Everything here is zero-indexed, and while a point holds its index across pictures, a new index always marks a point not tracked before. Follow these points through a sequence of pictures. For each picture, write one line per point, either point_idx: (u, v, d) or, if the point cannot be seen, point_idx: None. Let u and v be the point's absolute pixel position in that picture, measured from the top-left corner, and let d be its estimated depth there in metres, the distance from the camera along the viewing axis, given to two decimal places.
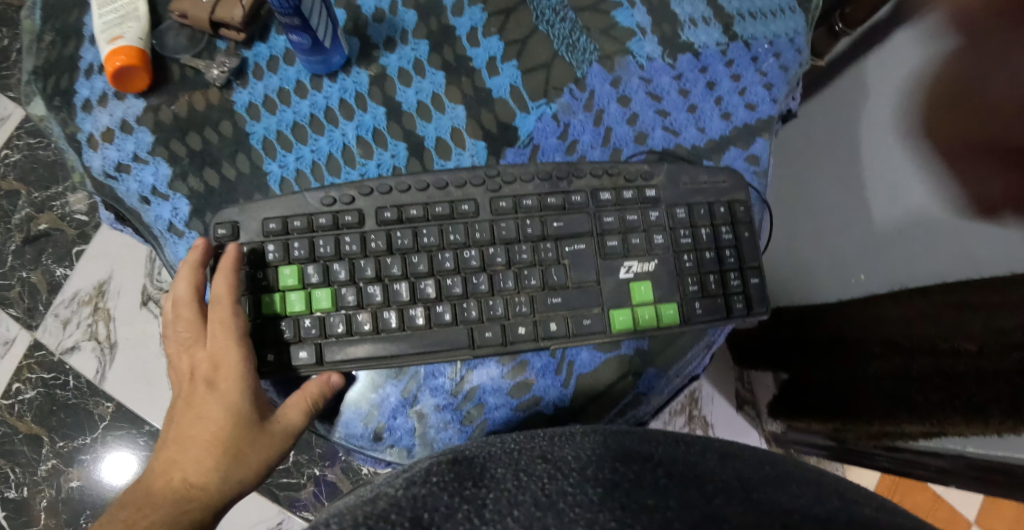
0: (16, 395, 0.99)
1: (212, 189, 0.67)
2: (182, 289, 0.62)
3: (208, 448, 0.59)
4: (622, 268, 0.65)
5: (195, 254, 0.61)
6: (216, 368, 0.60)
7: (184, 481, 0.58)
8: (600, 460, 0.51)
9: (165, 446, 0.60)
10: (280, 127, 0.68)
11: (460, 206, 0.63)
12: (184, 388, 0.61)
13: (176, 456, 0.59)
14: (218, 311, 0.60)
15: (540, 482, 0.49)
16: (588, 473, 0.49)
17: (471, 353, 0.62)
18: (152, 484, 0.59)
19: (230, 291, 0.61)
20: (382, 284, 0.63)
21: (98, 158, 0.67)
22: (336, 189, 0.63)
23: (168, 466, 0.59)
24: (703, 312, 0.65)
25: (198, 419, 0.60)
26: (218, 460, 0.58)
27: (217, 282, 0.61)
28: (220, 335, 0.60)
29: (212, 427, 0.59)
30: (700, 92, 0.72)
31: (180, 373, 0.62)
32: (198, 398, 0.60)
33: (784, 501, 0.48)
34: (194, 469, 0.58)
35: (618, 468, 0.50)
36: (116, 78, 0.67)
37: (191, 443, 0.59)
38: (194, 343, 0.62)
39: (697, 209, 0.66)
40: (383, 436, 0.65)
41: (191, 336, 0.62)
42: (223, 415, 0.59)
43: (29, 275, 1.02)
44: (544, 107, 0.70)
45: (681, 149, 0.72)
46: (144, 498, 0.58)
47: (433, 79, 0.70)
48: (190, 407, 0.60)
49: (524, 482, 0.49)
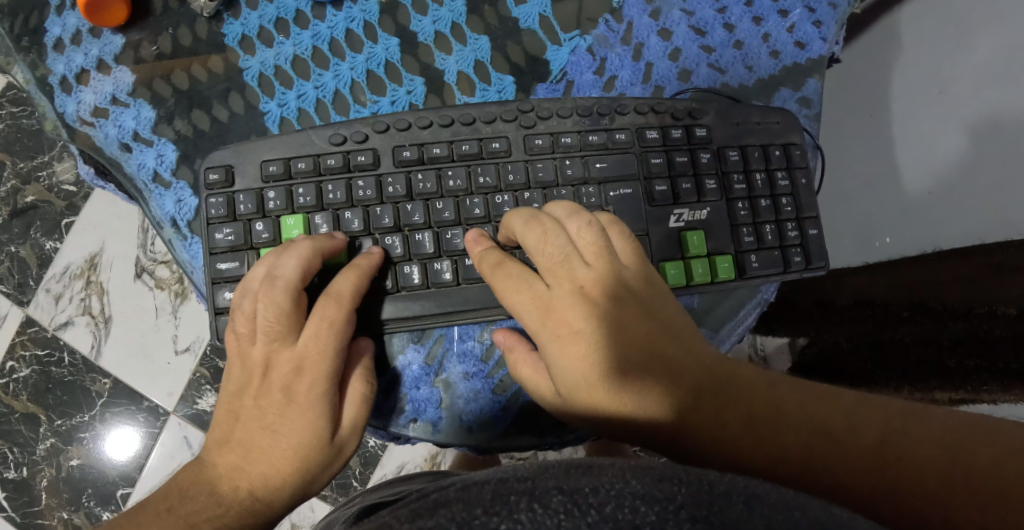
0: (11, 373, 0.92)
1: (201, 132, 0.60)
2: (288, 269, 0.52)
3: (281, 464, 0.53)
4: (672, 216, 0.57)
5: (333, 249, 0.53)
6: (307, 377, 0.53)
7: (250, 493, 0.53)
8: (623, 495, 0.36)
9: (228, 448, 0.54)
10: (279, 61, 0.60)
11: (490, 145, 0.56)
12: (258, 388, 0.54)
13: (244, 463, 0.53)
14: (327, 312, 0.53)
15: (557, 518, 0.35)
16: (609, 512, 0.35)
17: (505, 313, 0.56)
18: (218, 485, 0.53)
19: (354, 296, 0.53)
20: (401, 235, 0.55)
21: (74, 103, 0.59)
22: (346, 126, 0.56)
23: (234, 471, 0.53)
24: (760, 265, 0.57)
25: (273, 430, 0.53)
26: (286, 479, 0.53)
27: (342, 282, 0.53)
28: (322, 347, 0.53)
29: (290, 444, 0.53)
30: (747, 26, 0.64)
31: (256, 366, 0.54)
32: (275, 406, 0.53)
33: (833, 522, 0.36)
34: (263, 484, 0.53)
35: (642, 507, 0.35)
36: (90, 10, 0.58)
37: (263, 454, 0.53)
38: (281, 338, 0.54)
39: (751, 151, 0.58)
40: (405, 409, 0.58)
41: (281, 332, 0.54)
42: (305, 434, 0.53)
43: (18, 250, 0.94)
44: (577, 39, 0.63)
45: (727, 89, 0.64)
46: (208, 499, 0.53)
47: (452, 6, 0.62)
48: (267, 414, 0.53)
49: (535, 518, 0.35)
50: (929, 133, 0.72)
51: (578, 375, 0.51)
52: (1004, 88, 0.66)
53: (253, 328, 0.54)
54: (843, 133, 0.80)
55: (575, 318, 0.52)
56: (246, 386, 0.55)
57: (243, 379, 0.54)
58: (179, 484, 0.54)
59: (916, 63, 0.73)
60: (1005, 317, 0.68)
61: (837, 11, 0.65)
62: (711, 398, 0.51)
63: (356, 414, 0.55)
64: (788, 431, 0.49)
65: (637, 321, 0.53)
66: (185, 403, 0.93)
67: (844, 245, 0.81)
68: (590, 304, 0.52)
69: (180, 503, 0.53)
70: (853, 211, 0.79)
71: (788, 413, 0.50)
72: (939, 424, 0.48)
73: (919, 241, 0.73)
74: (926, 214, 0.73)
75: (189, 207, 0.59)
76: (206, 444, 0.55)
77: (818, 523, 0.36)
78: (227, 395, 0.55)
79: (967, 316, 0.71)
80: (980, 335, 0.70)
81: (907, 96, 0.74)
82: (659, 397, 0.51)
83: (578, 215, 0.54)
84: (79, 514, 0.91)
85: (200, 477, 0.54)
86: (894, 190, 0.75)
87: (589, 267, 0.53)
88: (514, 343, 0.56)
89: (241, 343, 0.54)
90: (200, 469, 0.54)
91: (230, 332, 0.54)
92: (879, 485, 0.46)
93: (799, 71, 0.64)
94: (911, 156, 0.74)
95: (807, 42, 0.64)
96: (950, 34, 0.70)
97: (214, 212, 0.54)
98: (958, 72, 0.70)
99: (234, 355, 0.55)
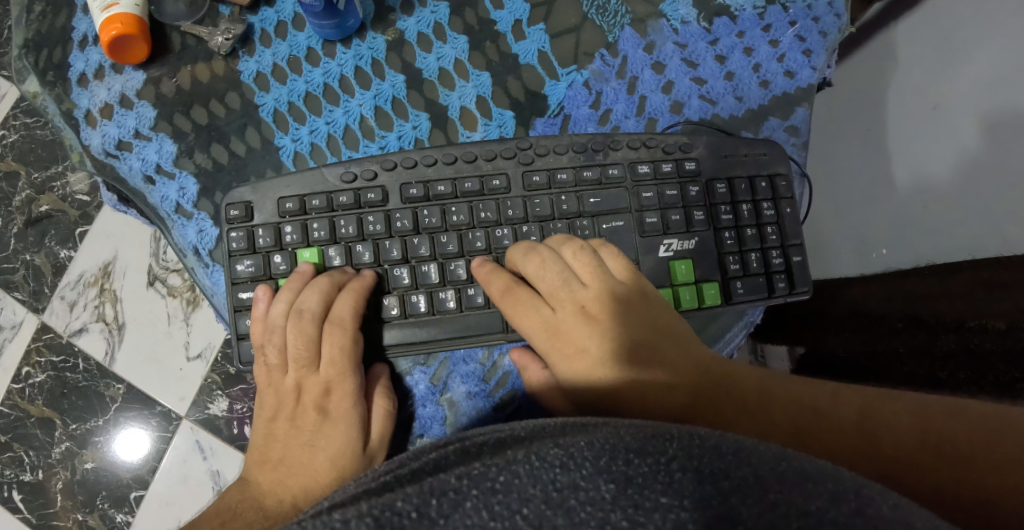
0: (27, 379, 0.96)
1: (220, 165, 0.64)
2: (312, 302, 0.58)
3: (319, 475, 0.58)
4: (662, 246, 0.61)
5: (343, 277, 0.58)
6: (335, 394, 0.60)
7: (293, 503, 0.57)
8: (616, 448, 0.39)
9: (271, 467, 0.59)
10: (292, 97, 0.64)
11: (491, 182, 0.59)
12: (293, 412, 0.60)
13: (286, 477, 0.58)
14: (337, 337, 0.58)
15: (553, 472, 0.38)
16: (603, 464, 0.38)
17: (505, 337, 0.59)
18: (264, 500, 0.58)
19: (355, 316, 0.57)
20: (409, 266, 0.59)
21: (98, 136, 0.63)
22: (356, 164, 0.59)
23: (277, 486, 0.58)
24: (746, 291, 0.61)
25: (310, 444, 0.59)
26: (325, 488, 0.57)
27: (342, 306, 0.57)
28: (342, 368, 0.59)
29: (326, 455, 0.59)
30: (738, 58, 0.67)
31: (289, 391, 0.60)
32: (311, 423, 0.60)
33: (817, 472, 0.40)
34: (303, 493, 0.57)
35: (634, 459, 0.39)
36: (112, 48, 0.62)
37: (303, 467, 0.58)
38: (308, 365, 0.60)
39: (738, 182, 0.62)
40: (412, 426, 0.62)
41: (309, 358, 0.60)
42: (340, 444, 0.59)
43: (33, 258, 0.97)
44: (574, 73, 0.66)
45: (717, 120, 0.67)
46: (255, 513, 0.58)
47: (455, 44, 0.65)
48: (304, 432, 0.60)
49: (531, 471, 0.38)
50: (921, 140, 0.74)
51: (587, 380, 0.56)
52: (995, 95, 0.68)
53: (283, 359, 0.60)
54: (840, 142, 0.83)
55: (580, 336, 0.57)
56: (281, 412, 0.61)
57: (277, 405, 0.61)
58: (229, 503, 0.60)
59: (910, 77, 0.76)
60: (993, 332, 0.65)
61: (826, 39, 0.67)
62: (709, 392, 0.56)
63: (383, 429, 0.60)
64: (773, 410, 0.55)
65: (638, 330, 0.57)
66: (197, 407, 0.96)
67: (842, 254, 0.83)
68: (593, 322, 0.58)
69: (231, 518, 0.58)
70: (846, 221, 0.82)
71: (776, 401, 0.55)
72: (910, 400, 0.53)
73: (915, 253, 0.75)
74: (917, 222, 0.75)
75: (210, 236, 0.62)
76: (249, 466, 0.61)
77: (802, 472, 0.39)
78: (264, 421, 0.62)
79: (958, 329, 0.67)
80: (971, 349, 0.66)
81: (904, 111, 0.76)
82: (659, 396, 0.55)
83: (571, 241, 0.58)
84: (93, 516, 0.94)
85: (245, 495, 0.59)
86: (886, 198, 0.78)
87: (590, 289, 0.58)
88: (528, 362, 0.60)
89: (274, 374, 0.60)
90: (245, 487, 0.60)
91: (261, 365, 0.60)
92: (861, 448, 0.51)
93: (788, 101, 0.67)
94: (903, 163, 0.76)
95: (796, 71, 0.67)
96: (948, 48, 0.73)
97: (235, 245, 0.58)
98: (950, 84, 0.72)
99: (268, 384, 0.61)
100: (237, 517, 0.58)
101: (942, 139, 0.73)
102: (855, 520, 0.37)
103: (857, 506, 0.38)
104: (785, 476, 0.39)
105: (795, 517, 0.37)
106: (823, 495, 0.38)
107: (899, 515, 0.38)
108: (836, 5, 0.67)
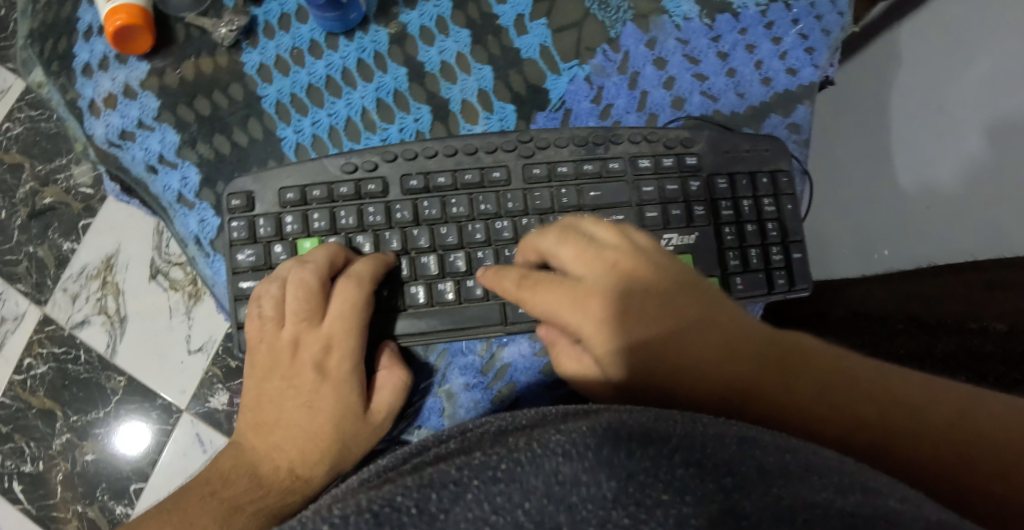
0: (28, 370, 0.96)
1: (223, 156, 0.64)
2: (319, 256, 0.57)
3: (318, 440, 0.58)
4: (662, 241, 0.61)
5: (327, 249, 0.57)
6: (335, 353, 0.58)
7: (289, 470, 0.58)
8: (619, 436, 0.39)
9: (266, 428, 0.59)
10: (295, 89, 0.65)
11: (491, 174, 0.60)
12: (289, 369, 0.58)
13: (282, 443, 0.58)
14: (340, 292, 0.56)
15: (556, 460, 0.38)
16: (606, 455, 0.38)
17: (504, 329, 0.59)
18: (258, 466, 0.59)
19: (371, 278, 0.57)
20: (408, 257, 0.59)
21: (101, 126, 0.63)
22: (357, 155, 0.60)
23: (272, 451, 0.58)
24: (745, 287, 0.61)
25: (308, 406, 0.58)
26: (323, 454, 0.58)
27: (360, 265, 0.57)
28: (346, 325, 0.57)
29: (325, 418, 0.58)
30: (740, 55, 0.67)
31: (285, 349, 0.58)
32: (309, 383, 0.58)
33: (821, 465, 0.40)
34: (302, 460, 0.58)
35: (639, 450, 0.39)
36: (117, 39, 0.62)
37: (300, 431, 0.58)
38: (309, 318, 0.58)
39: (739, 178, 0.62)
40: (412, 417, 0.63)
41: (309, 311, 0.58)
42: (337, 407, 0.58)
43: (36, 250, 0.98)
44: (576, 68, 0.66)
45: (719, 116, 0.67)
46: (248, 480, 0.58)
47: (457, 37, 0.66)
48: (301, 391, 0.58)
49: (533, 459, 0.38)
50: (932, 142, 0.73)
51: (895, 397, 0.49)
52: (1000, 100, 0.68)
53: (279, 313, 0.58)
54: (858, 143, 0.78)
55: (612, 298, 0.54)
56: (275, 369, 0.59)
57: (271, 363, 0.59)
58: (219, 469, 0.60)
59: (916, 82, 0.74)
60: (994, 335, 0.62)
61: (829, 37, 0.67)
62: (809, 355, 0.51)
63: (392, 399, 0.59)
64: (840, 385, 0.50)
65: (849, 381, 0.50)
66: (198, 401, 0.97)
67: (841, 253, 0.80)
68: (623, 280, 0.54)
69: (222, 485, 0.59)
70: (848, 222, 0.79)
71: (908, 379, 0.50)
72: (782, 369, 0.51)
73: (917, 254, 0.74)
74: (920, 224, 0.73)
75: (212, 226, 0.63)
76: (239, 425, 0.61)
77: (807, 465, 0.40)
78: (255, 381, 0.60)
79: (959, 330, 0.65)
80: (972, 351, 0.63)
81: (908, 114, 0.75)
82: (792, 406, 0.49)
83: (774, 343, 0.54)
84: (93, 508, 0.95)
85: (237, 460, 0.59)
86: (890, 197, 0.76)
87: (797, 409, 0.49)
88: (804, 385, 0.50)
89: (268, 328, 0.58)
90: (238, 452, 0.60)
91: (256, 318, 0.58)
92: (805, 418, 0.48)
93: (789, 98, 0.67)
94: (908, 162, 0.74)
95: (798, 68, 0.67)
96: (950, 56, 0.72)
97: (236, 235, 0.59)
98: (956, 91, 0.71)
99: (261, 339, 0.58)
100: (229, 486, 0.58)
101: (950, 143, 0.72)
102: (859, 508, 0.37)
103: (862, 497, 0.38)
104: (788, 471, 0.39)
105: (801, 507, 0.37)
106: (828, 487, 0.38)
107: (905, 505, 0.38)
108: (839, 3, 0.67)
